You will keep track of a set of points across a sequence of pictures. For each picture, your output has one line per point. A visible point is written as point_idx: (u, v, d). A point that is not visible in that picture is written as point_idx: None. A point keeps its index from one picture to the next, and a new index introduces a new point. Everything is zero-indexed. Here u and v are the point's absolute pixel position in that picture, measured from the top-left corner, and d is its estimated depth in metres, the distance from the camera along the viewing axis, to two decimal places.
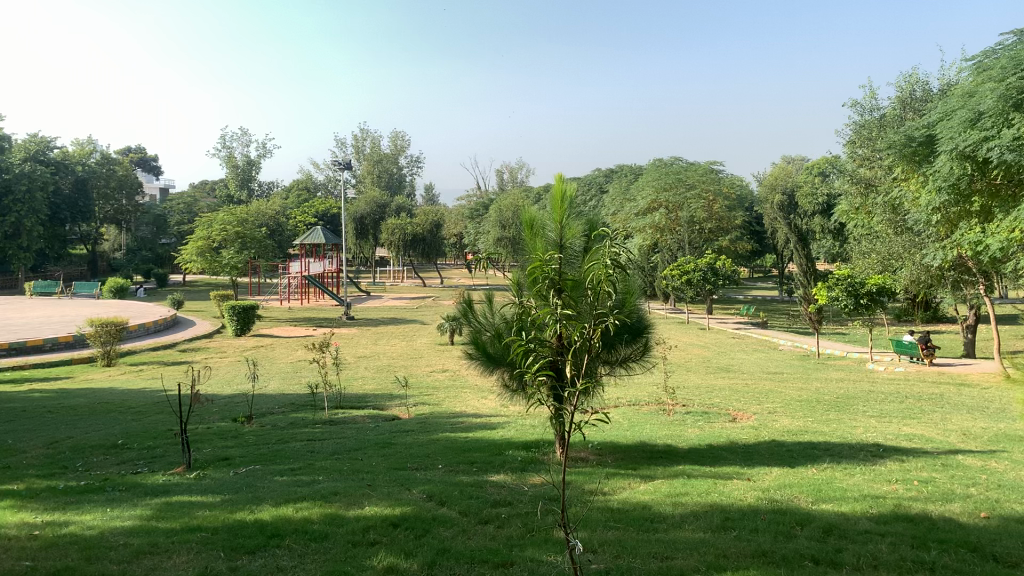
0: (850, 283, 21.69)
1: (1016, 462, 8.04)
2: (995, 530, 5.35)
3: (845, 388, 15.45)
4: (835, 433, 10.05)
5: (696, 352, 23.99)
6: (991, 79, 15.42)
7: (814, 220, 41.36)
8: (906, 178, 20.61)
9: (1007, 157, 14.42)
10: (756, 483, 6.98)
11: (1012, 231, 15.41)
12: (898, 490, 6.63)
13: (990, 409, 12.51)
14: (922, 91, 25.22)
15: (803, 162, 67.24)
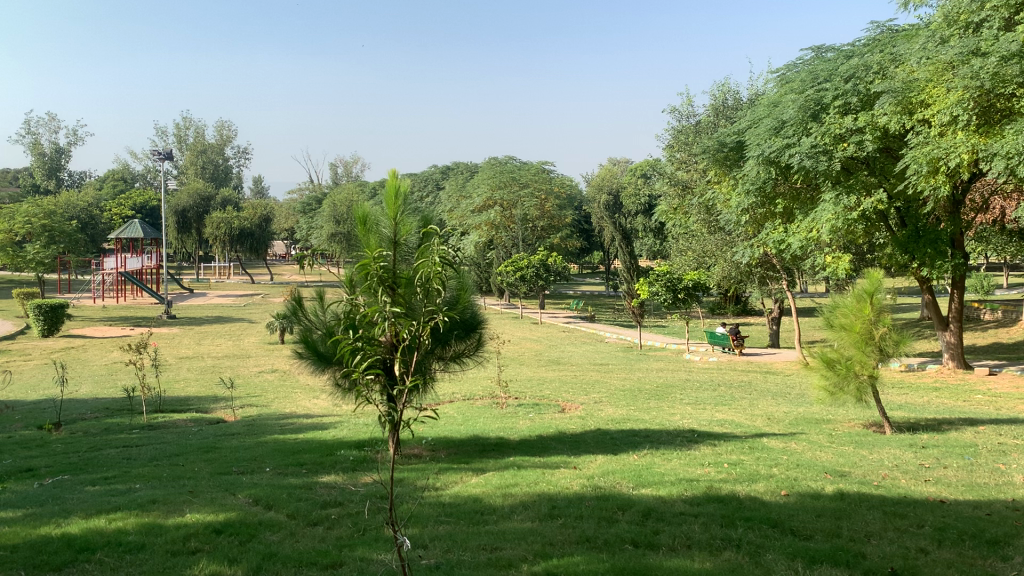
0: (669, 279, 22.98)
1: (812, 443, 8.80)
2: (793, 507, 5.83)
3: (665, 378, 16.33)
4: (656, 421, 10.58)
5: (528, 346, 24.57)
6: (792, 91, 16.81)
7: (638, 219, 43.38)
8: (719, 181, 21.96)
9: (804, 164, 15.74)
10: (581, 471, 7.26)
11: (810, 231, 16.82)
12: (710, 473, 7.08)
13: (791, 395, 13.62)
14: (733, 100, 27.00)
15: (627, 163, 70.26)
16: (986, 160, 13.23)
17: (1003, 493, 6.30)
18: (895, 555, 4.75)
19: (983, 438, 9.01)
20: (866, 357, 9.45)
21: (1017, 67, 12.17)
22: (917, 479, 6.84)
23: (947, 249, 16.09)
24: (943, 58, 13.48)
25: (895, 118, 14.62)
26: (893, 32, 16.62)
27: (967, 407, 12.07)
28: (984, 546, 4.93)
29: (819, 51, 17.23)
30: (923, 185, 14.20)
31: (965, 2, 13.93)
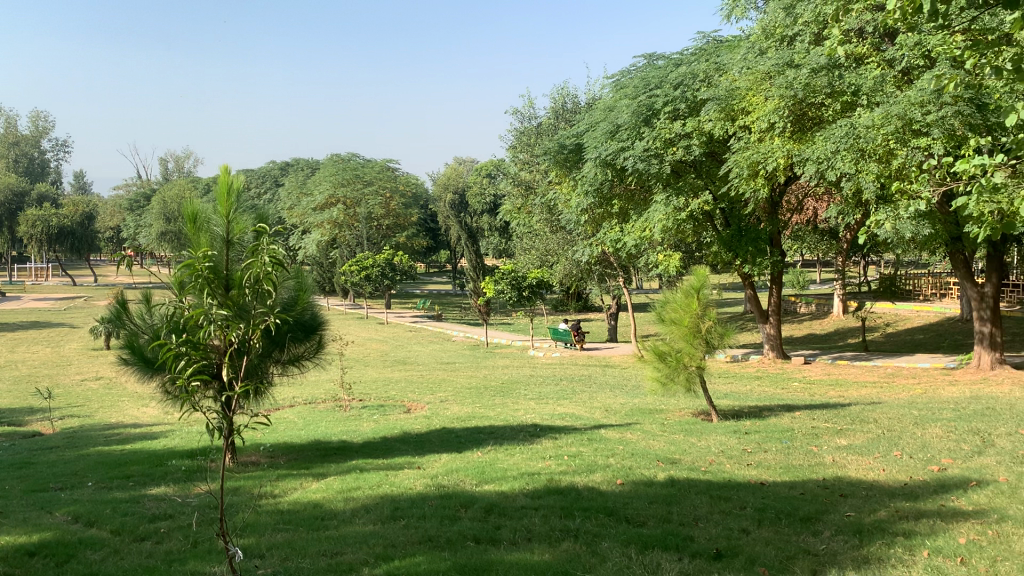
0: (514, 278, 23.35)
1: (648, 433, 9.18)
2: (628, 495, 6.07)
3: (510, 375, 16.58)
4: (499, 417, 10.72)
5: (373, 346, 24.24)
6: (626, 96, 17.44)
7: (483, 218, 43.80)
8: (559, 181, 22.49)
9: (638, 166, 16.45)
10: (424, 470, 7.26)
11: (644, 231, 17.51)
12: (550, 466, 7.25)
13: (629, 387, 14.14)
14: (572, 103, 27.71)
15: (471, 163, 70.77)
16: (799, 164, 14.27)
17: (815, 472, 6.82)
18: (720, 536, 5.04)
19: (798, 422, 9.71)
20: (694, 349, 9.99)
21: (825, 78, 13.47)
22: (740, 463, 7.29)
23: (766, 247, 17.41)
24: (761, 69, 14.38)
25: (719, 123, 15.46)
26: (717, 43, 17.66)
27: (786, 394, 12.96)
28: (798, 523, 5.31)
29: (651, 59, 18.01)
30: (744, 187, 15.06)
31: (780, 17, 15.01)
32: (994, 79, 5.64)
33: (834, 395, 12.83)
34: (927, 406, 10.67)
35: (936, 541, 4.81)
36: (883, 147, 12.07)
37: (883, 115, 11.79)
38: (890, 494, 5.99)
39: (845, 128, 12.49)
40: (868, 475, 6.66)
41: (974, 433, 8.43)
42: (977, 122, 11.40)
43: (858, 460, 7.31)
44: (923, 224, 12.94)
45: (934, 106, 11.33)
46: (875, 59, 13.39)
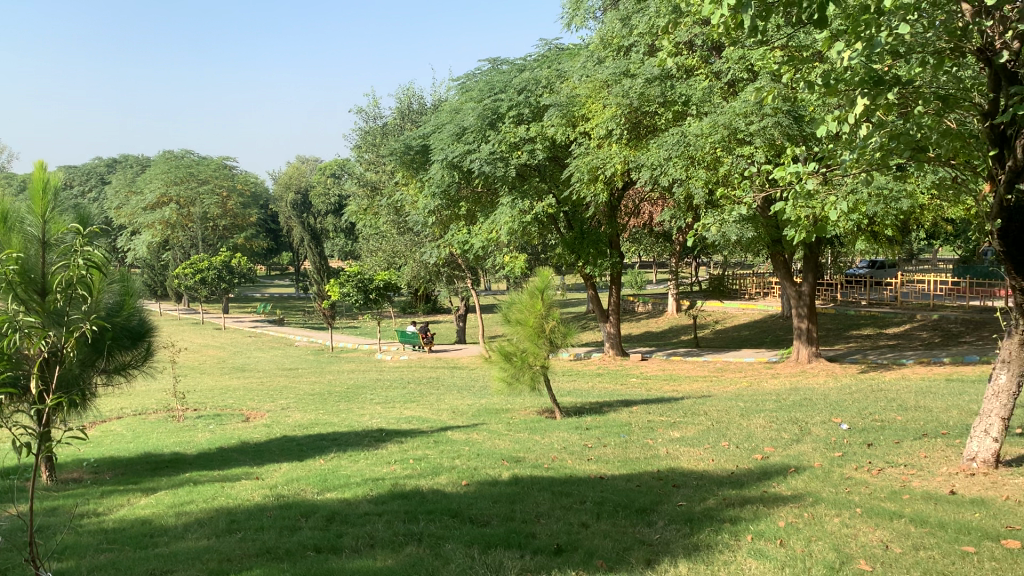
0: (360, 280, 23.11)
1: (494, 433, 9.28)
2: (472, 495, 6.10)
3: (355, 379, 16.32)
4: (344, 423, 10.52)
5: (210, 353, 23.19)
6: (472, 99, 17.58)
7: (327, 219, 42.92)
8: (405, 182, 22.34)
9: (484, 169, 16.55)
10: (263, 480, 7.01)
11: (491, 233, 17.66)
12: (395, 470, 7.19)
13: (476, 388, 14.24)
14: (418, 104, 27.62)
15: (315, 162, 69.13)
16: (635, 170, 14.86)
17: (651, 465, 7.10)
18: (561, 531, 5.15)
19: (636, 417, 10.09)
20: (538, 348, 10.20)
21: (658, 88, 14.12)
22: (581, 458, 7.50)
23: (606, 249, 18.08)
24: (600, 77, 14.88)
25: (561, 128, 15.88)
26: (559, 50, 18.11)
27: (625, 390, 13.43)
28: (634, 515, 5.51)
29: (495, 63, 18.25)
30: (585, 191, 15.52)
31: (617, 27, 15.57)
32: (807, 92, 6.13)
33: (669, 390, 13.43)
34: (752, 398, 11.35)
35: (758, 525, 5.12)
36: (711, 155, 12.78)
37: (710, 124, 12.49)
38: (718, 483, 6.33)
39: (677, 137, 13.16)
40: (698, 465, 7.03)
41: (792, 422, 9.05)
42: (794, 134, 12.26)
43: (690, 451, 7.68)
44: (747, 228, 13.82)
45: (756, 117, 12.10)
46: (704, 71, 14.15)
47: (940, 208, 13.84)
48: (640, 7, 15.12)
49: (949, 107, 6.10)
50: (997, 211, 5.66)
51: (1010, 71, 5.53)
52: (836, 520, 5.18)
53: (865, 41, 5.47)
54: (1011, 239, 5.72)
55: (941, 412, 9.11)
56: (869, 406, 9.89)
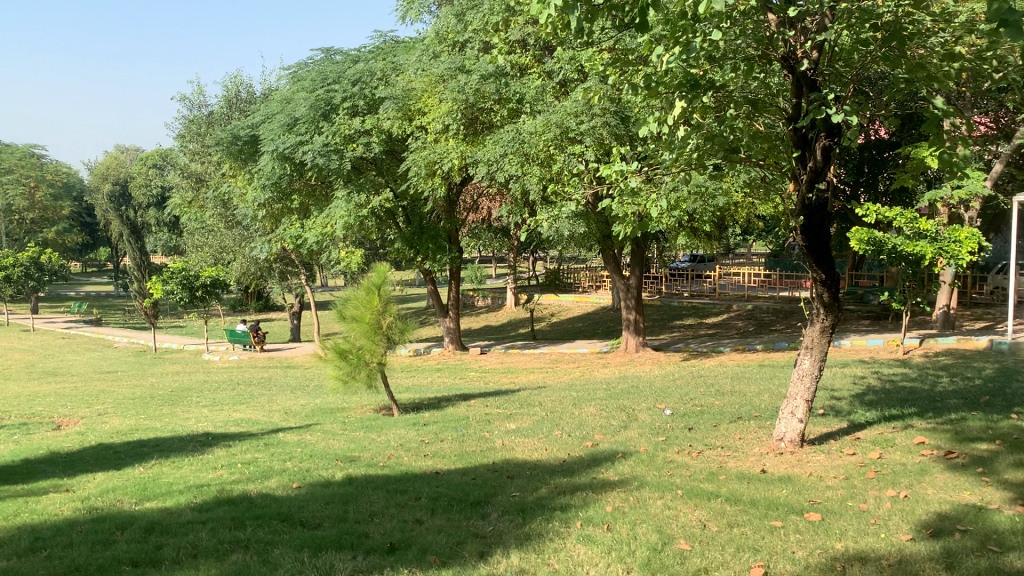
0: (185, 277, 21.94)
1: (328, 433, 9.07)
2: (303, 498, 5.93)
3: (180, 381, 15.48)
4: (166, 428, 9.97)
5: (15, 357, 21.34)
6: (303, 89, 17.10)
7: (149, 212, 40.53)
8: (233, 175, 21.43)
9: (318, 162, 16.13)
10: (75, 493, 6.52)
11: (325, 228, 17.26)
12: (222, 476, 6.88)
13: (310, 388, 13.89)
14: (246, 93, 26.55)
15: (135, 153, 65.15)
16: (472, 165, 14.96)
17: (486, 457, 7.17)
18: (394, 529, 5.11)
19: (472, 411, 10.16)
20: (375, 346, 10.08)
21: (492, 86, 14.28)
22: (417, 455, 7.47)
23: (444, 244, 18.12)
24: (435, 72, 14.88)
25: (397, 122, 15.74)
26: (394, 43, 17.94)
27: (462, 384, 13.50)
28: (467, 508, 5.54)
29: (329, 53, 17.81)
30: (422, 186, 15.44)
31: (452, 23, 15.59)
32: (630, 93, 6.39)
33: (505, 383, 13.65)
34: (585, 388, 11.72)
35: (587, 512, 5.27)
36: (544, 152, 13.06)
37: (543, 122, 12.77)
38: (550, 471, 6.48)
39: (512, 133, 13.36)
40: (532, 455, 7.17)
41: (621, 409, 9.41)
42: (621, 133, 12.70)
43: (525, 443, 7.81)
44: (579, 223, 14.24)
45: (586, 117, 12.48)
46: (536, 70, 14.44)
47: (753, 206, 14.82)
48: (474, 3, 15.22)
49: (757, 111, 6.52)
50: (800, 209, 6.12)
51: (810, 78, 5.97)
52: (659, 502, 5.43)
53: (681, 46, 5.77)
54: (812, 234, 6.20)
55: (755, 396, 9.75)
56: (691, 392, 10.44)
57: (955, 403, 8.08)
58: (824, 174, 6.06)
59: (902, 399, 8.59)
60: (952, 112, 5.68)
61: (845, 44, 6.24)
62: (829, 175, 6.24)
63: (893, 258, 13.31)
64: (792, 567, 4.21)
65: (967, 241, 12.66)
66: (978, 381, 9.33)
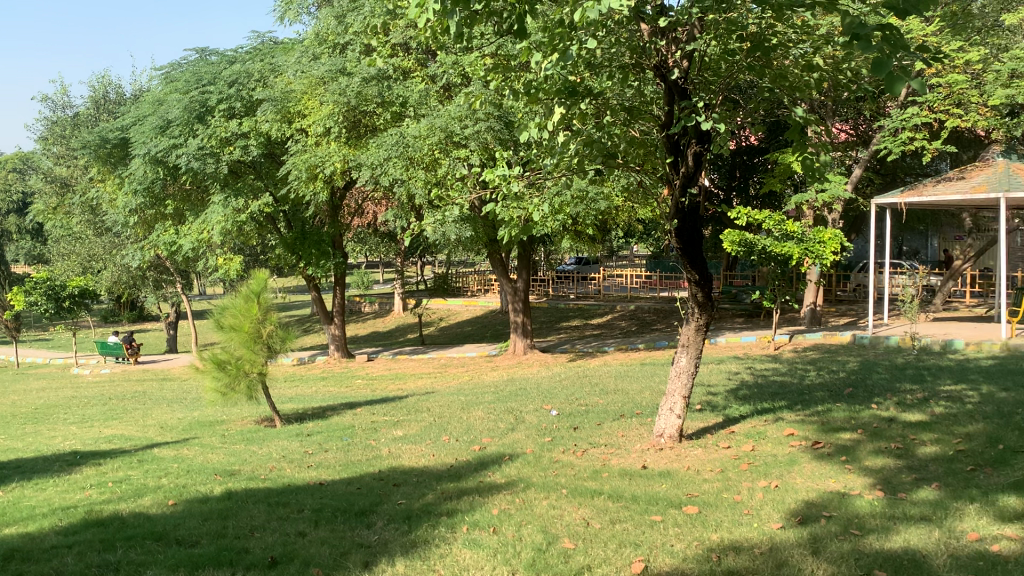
0: (50, 287, 20.76)
1: (206, 446, 8.76)
2: (179, 515, 5.71)
3: (46, 397, 14.62)
4: (29, 448, 9.40)
5: None
6: (176, 90, 16.46)
7: (8, 219, 38.12)
8: (102, 179, 20.43)
9: (193, 165, 15.58)
10: None
11: (202, 233, 16.67)
12: (90, 496, 6.53)
13: (188, 400, 13.38)
14: (115, 94, 25.37)
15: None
16: (355, 169, 14.76)
17: (372, 465, 7.08)
18: (276, 543, 4.98)
19: (358, 419, 10.02)
20: (255, 355, 9.80)
21: (375, 88, 14.11)
22: (300, 466, 7.30)
23: (328, 249, 17.83)
24: (316, 74, 14.61)
25: (276, 125, 15.41)
26: (273, 44, 17.51)
27: (348, 392, 13.30)
28: (352, 518, 5.45)
29: (203, 53, 17.21)
30: (304, 190, 15.15)
31: (332, 25, 15.33)
32: (510, 100, 6.46)
33: (393, 389, 13.53)
34: (472, 392, 11.75)
35: (473, 516, 5.28)
36: (429, 156, 13.03)
37: (427, 127, 12.74)
38: (437, 477, 6.46)
39: (395, 137, 13.26)
40: (419, 462, 7.13)
41: (508, 412, 9.49)
42: (505, 137, 12.81)
43: (412, 449, 7.76)
44: (465, 227, 14.28)
45: (470, 121, 12.52)
46: (419, 74, 14.39)
47: (633, 209, 15.24)
48: (354, 5, 15.03)
49: (633, 117, 6.69)
50: (674, 213, 6.33)
51: (681, 86, 6.19)
52: (544, 503, 5.49)
53: (558, 53, 5.87)
54: (686, 237, 6.41)
55: (637, 394, 10.02)
56: (576, 392, 10.62)
57: (821, 395, 8.54)
58: (696, 179, 6.27)
59: (773, 393, 9.01)
60: (812, 119, 6.00)
61: (713, 54, 6.49)
62: (701, 179, 6.47)
63: (763, 259, 13.95)
64: (670, 560, 4.35)
65: (830, 242, 13.41)
66: (843, 374, 9.88)
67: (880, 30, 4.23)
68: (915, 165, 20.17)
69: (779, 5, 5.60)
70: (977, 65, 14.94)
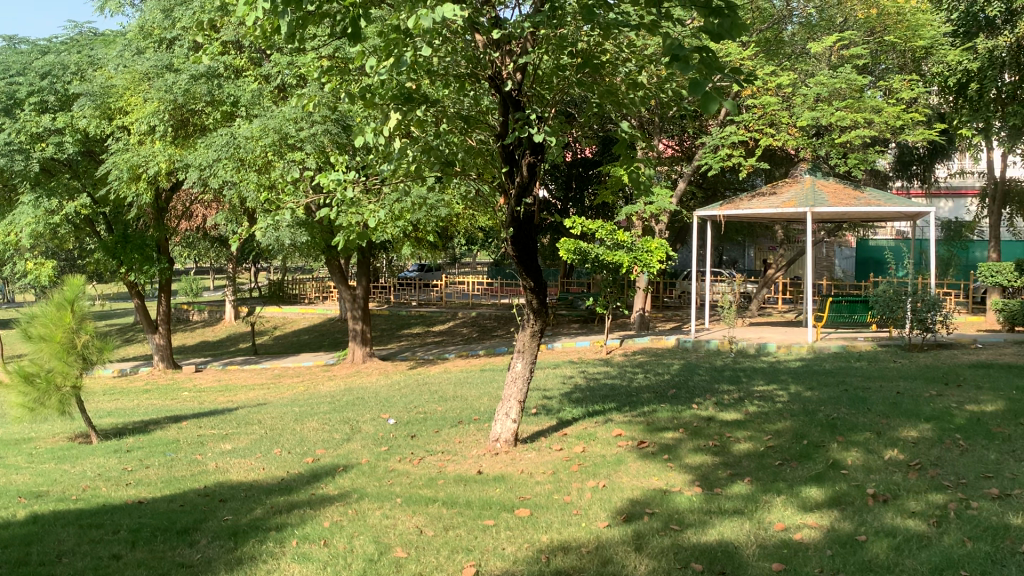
0: None
1: (10, 466, 8.07)
2: None
3: None
4: None
5: None
6: None
7: None
8: None
9: None
10: None
11: (8, 235, 15.38)
12: None
13: None
14: None
15: None
16: (181, 170, 14.07)
17: (197, 481, 6.76)
18: (87, 568, 4.65)
19: (183, 433, 9.54)
20: (68, 367, 9.11)
21: (204, 86, 13.52)
22: (118, 484, 6.88)
23: (152, 254, 16.96)
24: (139, 69, 13.85)
25: (94, 121, 14.46)
26: (92, 36, 16.45)
27: (174, 405, 12.63)
28: (173, 537, 5.19)
29: (10, 41, 15.90)
30: (124, 190, 14.31)
31: (158, 18, 14.57)
32: (344, 104, 6.36)
33: (223, 401, 12.98)
34: (307, 403, 11.46)
35: (303, 529, 5.15)
36: (262, 158, 12.64)
37: (259, 128, 12.35)
38: (266, 491, 6.25)
39: (225, 138, 12.77)
40: (248, 476, 6.88)
41: (343, 422, 9.32)
42: (342, 141, 12.64)
43: (241, 463, 7.47)
44: (300, 232, 13.93)
45: (305, 124, 12.26)
46: (252, 74, 13.92)
47: (471, 218, 15.39)
48: None
49: (470, 126, 6.72)
50: (509, 221, 6.43)
51: (514, 98, 6.31)
52: (377, 513, 5.44)
53: (393, 59, 5.83)
54: (522, 246, 6.52)
55: (474, 400, 10.11)
56: (413, 400, 10.58)
57: (648, 397, 8.93)
58: (530, 189, 6.40)
59: (604, 395, 9.33)
60: (637, 135, 6.26)
61: (546, 68, 6.64)
62: (535, 190, 6.60)
63: (596, 267, 14.44)
64: (501, 564, 4.41)
65: (657, 251, 14.11)
66: (667, 377, 10.38)
67: (696, 52, 4.48)
68: (734, 180, 21.53)
69: (605, 24, 5.80)
70: (788, 89, 16.12)
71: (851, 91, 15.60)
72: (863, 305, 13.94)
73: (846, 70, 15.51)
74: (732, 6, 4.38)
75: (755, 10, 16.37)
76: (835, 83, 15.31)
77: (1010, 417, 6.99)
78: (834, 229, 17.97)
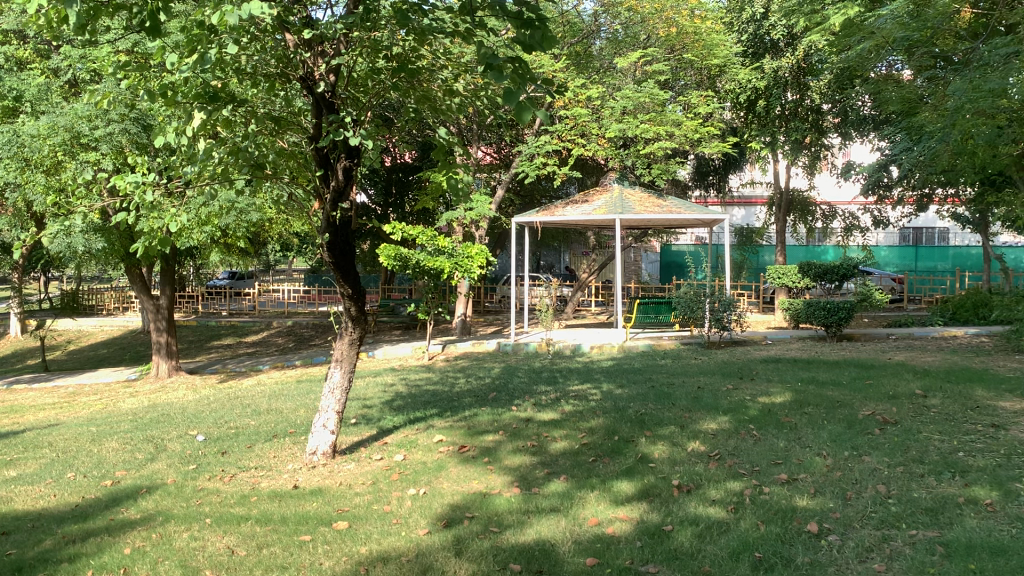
0: None
1: None
2: None
3: None
4: None
5: None
6: None
7: None
8: None
9: None
10: None
11: None
12: None
13: None
14: None
15: None
16: None
17: None
18: None
19: None
20: None
21: None
22: None
23: None
24: None
25: None
26: None
27: None
28: None
29: None
30: None
31: None
32: (143, 101, 5.96)
33: (6, 424, 11.79)
34: (105, 422, 10.64)
35: (100, 559, 4.77)
36: (50, 158, 11.66)
37: (47, 125, 11.39)
38: (57, 520, 5.73)
39: (6, 135, 11.66)
40: (36, 504, 6.29)
41: (146, 441, 8.74)
42: (142, 142, 11.90)
43: (28, 490, 6.81)
44: (95, 238, 12.95)
45: (100, 122, 11.45)
46: (38, 67, 12.82)
47: (285, 223, 14.90)
48: None
49: (280, 127, 6.52)
50: (325, 227, 6.26)
51: (328, 100, 6.16)
52: (184, 535, 5.13)
53: (196, 55, 5.53)
54: (338, 252, 6.37)
55: (290, 412, 9.78)
56: (224, 415, 10.09)
57: (468, 401, 9.01)
58: (346, 194, 6.27)
59: (425, 402, 9.30)
60: (454, 140, 6.28)
61: (360, 70, 6.57)
62: (351, 195, 6.48)
63: (416, 273, 14.37)
64: None
65: (475, 256, 14.25)
66: (487, 380, 10.50)
67: (509, 62, 4.55)
68: (549, 187, 22.17)
69: (419, 29, 5.80)
70: (597, 101, 16.79)
71: (654, 105, 16.48)
72: (668, 307, 14.75)
73: (648, 85, 16.35)
74: (542, 19, 4.48)
75: (565, 24, 16.93)
76: (640, 97, 16.12)
77: (796, 407, 7.62)
78: (641, 236, 18.89)
